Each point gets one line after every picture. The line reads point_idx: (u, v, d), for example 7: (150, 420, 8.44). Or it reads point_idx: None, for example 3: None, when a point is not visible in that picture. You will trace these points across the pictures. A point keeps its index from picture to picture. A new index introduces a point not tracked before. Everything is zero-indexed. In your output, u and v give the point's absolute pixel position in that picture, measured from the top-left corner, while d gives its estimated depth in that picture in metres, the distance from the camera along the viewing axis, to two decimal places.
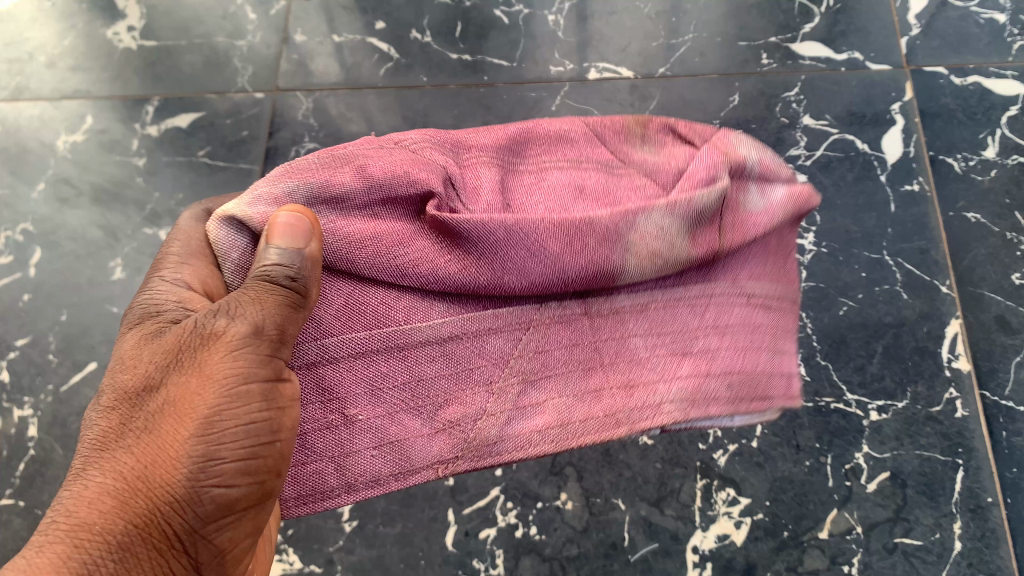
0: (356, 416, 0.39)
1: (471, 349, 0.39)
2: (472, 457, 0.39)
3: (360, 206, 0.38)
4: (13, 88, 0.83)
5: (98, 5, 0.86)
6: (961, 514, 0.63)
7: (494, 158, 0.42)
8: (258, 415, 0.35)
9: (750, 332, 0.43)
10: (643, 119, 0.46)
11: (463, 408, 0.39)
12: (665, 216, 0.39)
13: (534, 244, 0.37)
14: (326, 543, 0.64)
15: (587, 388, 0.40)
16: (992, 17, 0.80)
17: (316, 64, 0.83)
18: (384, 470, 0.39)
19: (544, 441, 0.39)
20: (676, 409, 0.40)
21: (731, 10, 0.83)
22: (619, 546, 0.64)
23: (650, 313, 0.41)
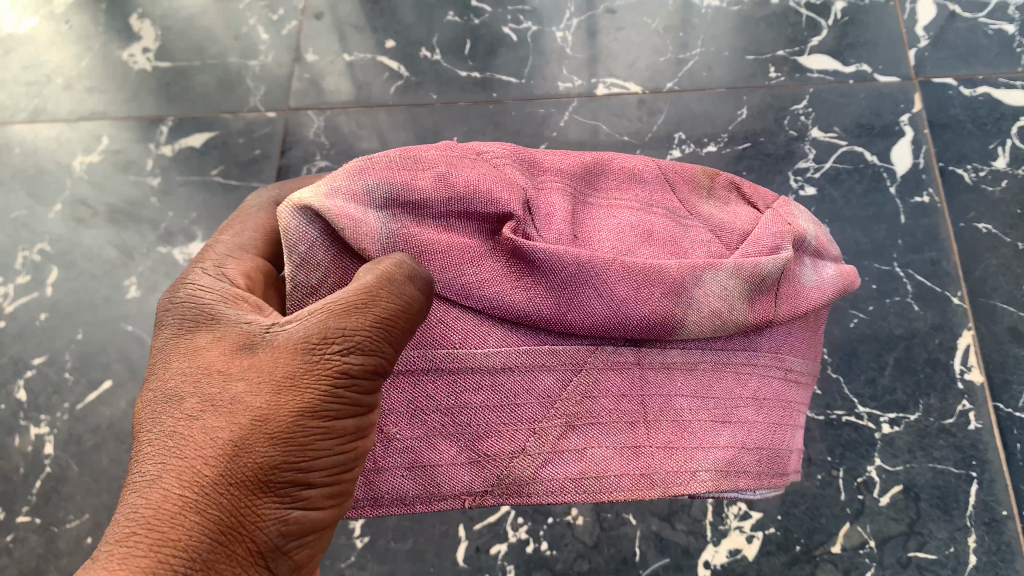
0: (393, 434, 0.40)
1: (524, 387, 0.41)
2: (500, 493, 0.41)
3: (436, 215, 0.40)
4: (31, 110, 0.84)
5: (115, 27, 0.87)
6: (975, 527, 0.63)
7: (568, 187, 0.45)
8: (350, 445, 0.36)
9: (772, 396, 0.46)
10: (711, 173, 0.51)
11: (503, 444, 0.41)
12: (728, 280, 0.42)
13: (602, 285, 0.40)
14: (339, 558, 0.65)
15: (630, 444, 0.42)
16: (1001, 27, 0.79)
17: (328, 83, 0.84)
18: (410, 492, 0.40)
19: (575, 491, 0.41)
20: (707, 478, 0.42)
21: (739, 24, 0.83)
22: (630, 561, 0.64)
23: (698, 374, 0.44)
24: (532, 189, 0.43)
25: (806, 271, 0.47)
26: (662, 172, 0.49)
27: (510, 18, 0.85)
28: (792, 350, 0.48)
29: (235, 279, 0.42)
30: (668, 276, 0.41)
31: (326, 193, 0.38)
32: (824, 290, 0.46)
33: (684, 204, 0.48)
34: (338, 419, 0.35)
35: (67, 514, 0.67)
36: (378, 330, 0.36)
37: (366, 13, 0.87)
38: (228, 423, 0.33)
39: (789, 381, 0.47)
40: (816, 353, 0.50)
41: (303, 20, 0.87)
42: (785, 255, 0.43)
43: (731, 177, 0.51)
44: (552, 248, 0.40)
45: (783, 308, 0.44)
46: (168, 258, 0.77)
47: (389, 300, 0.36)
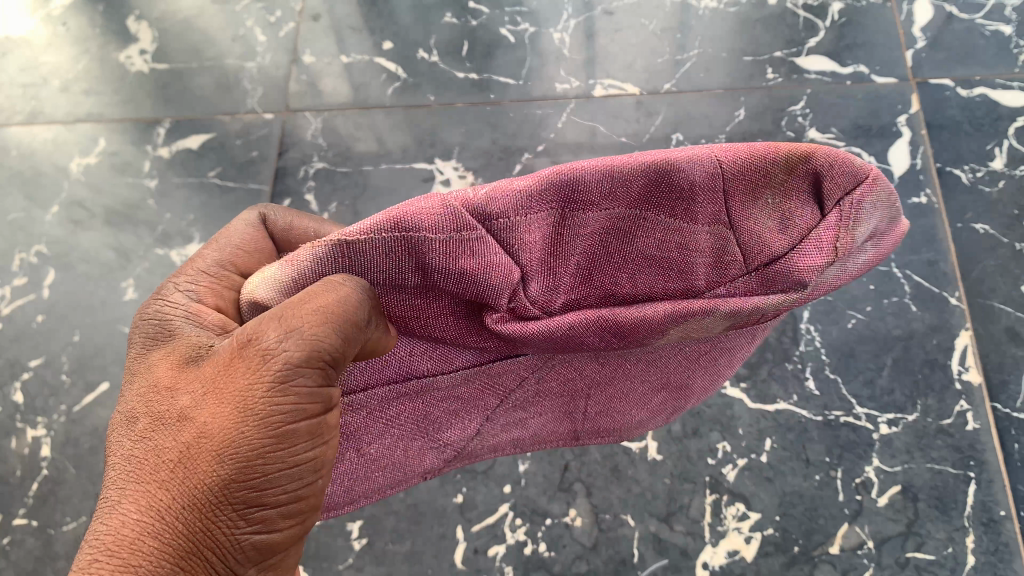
0: (368, 450, 0.45)
1: (472, 395, 0.45)
2: (451, 461, 0.49)
3: (411, 288, 0.38)
4: (28, 113, 0.84)
5: (112, 29, 0.87)
6: (973, 528, 0.63)
7: (595, 225, 0.38)
8: (306, 454, 0.36)
9: (734, 355, 0.48)
10: (801, 151, 0.35)
11: (460, 433, 0.47)
12: (718, 319, 0.37)
13: (576, 337, 0.39)
14: (336, 560, 0.64)
15: (569, 413, 0.49)
16: (997, 28, 0.80)
17: (325, 84, 0.84)
18: (386, 483, 0.48)
19: (512, 446, 0.50)
20: (631, 428, 0.51)
21: (738, 25, 0.84)
22: (629, 562, 0.64)
23: (653, 356, 0.46)
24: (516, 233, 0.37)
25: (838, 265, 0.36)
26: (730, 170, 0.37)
27: (508, 19, 0.85)
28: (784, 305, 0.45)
29: (203, 298, 0.44)
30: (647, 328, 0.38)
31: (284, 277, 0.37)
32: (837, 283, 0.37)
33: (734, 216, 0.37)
34: (288, 428, 0.36)
35: (65, 517, 0.67)
36: (322, 317, 0.35)
37: (364, 14, 0.87)
38: (179, 445, 0.35)
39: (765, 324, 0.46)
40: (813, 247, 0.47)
41: (301, 22, 0.87)
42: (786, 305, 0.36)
43: (816, 159, 0.35)
44: (528, 326, 0.38)
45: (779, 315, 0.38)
46: (166, 260, 0.77)
47: (327, 297, 0.35)
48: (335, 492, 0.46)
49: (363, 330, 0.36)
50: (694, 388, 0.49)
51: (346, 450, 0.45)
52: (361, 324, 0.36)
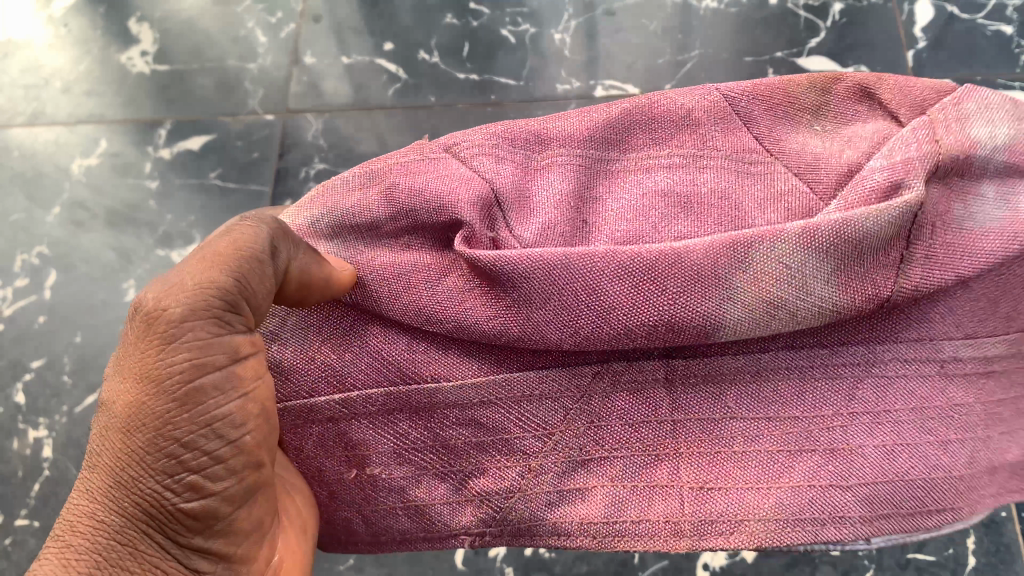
0: (376, 473, 0.42)
1: (518, 422, 0.41)
2: (499, 532, 0.42)
3: (394, 235, 0.42)
4: (29, 114, 0.84)
5: (113, 31, 0.87)
6: (974, 529, 0.63)
7: (579, 165, 0.44)
8: (218, 410, 0.34)
9: (901, 416, 0.40)
10: (829, 83, 0.45)
11: (495, 483, 0.42)
12: (794, 253, 0.36)
13: (595, 288, 0.37)
14: (337, 561, 0.65)
15: (651, 476, 0.41)
16: (999, 29, 0.80)
17: (326, 85, 0.84)
18: (410, 531, 0.43)
19: (584, 534, 0.41)
20: (761, 526, 0.39)
21: (739, 26, 0.83)
22: (629, 564, 0.64)
23: (761, 387, 0.41)
24: (515, 169, 0.43)
25: (988, 207, 0.39)
26: (727, 100, 0.44)
27: (509, 20, 0.86)
28: (938, 335, 0.40)
29: None
30: (690, 266, 0.36)
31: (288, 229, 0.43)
32: (1005, 235, 0.39)
33: (762, 140, 0.44)
34: (190, 387, 0.34)
35: None
36: (216, 260, 0.36)
37: (365, 16, 0.87)
38: (94, 441, 0.34)
39: (948, 375, 0.41)
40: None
41: (302, 23, 0.87)
42: (912, 198, 0.36)
43: (849, 80, 0.45)
44: (510, 256, 0.37)
45: (917, 257, 0.37)
46: (167, 261, 0.77)
47: (224, 241, 0.37)
48: (348, 517, 0.44)
49: (268, 265, 0.37)
50: (854, 474, 0.40)
51: (356, 467, 0.43)
52: (265, 249, 0.37)
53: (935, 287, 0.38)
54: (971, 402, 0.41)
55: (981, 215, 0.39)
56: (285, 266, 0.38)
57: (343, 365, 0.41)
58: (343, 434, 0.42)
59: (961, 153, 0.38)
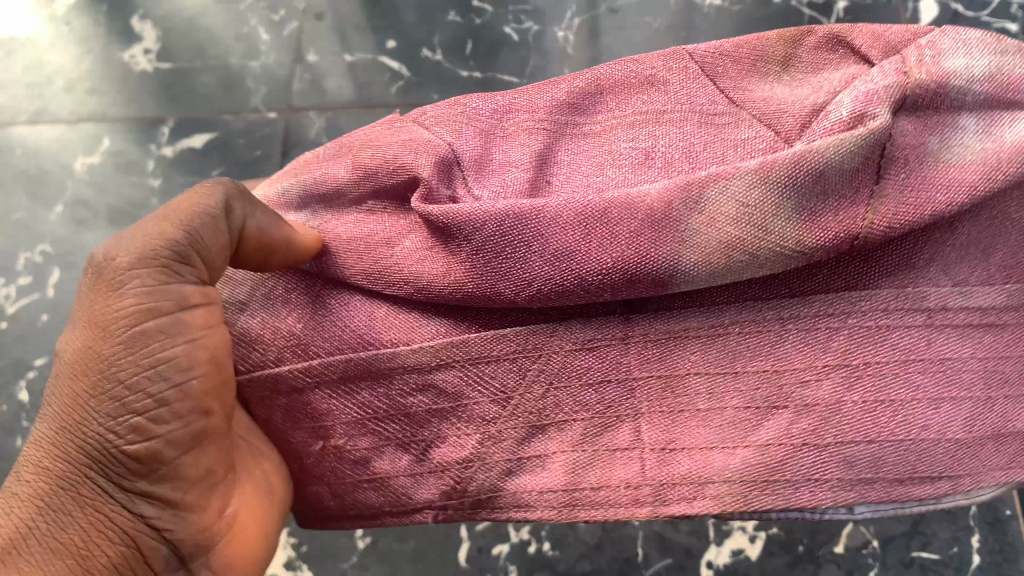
0: (343, 446, 0.44)
1: (474, 386, 0.41)
2: (461, 504, 0.43)
3: (363, 199, 0.43)
4: (32, 112, 0.84)
5: (116, 29, 0.87)
6: (979, 527, 0.63)
7: (546, 127, 0.44)
8: (163, 354, 0.36)
9: (884, 369, 0.39)
10: (798, 40, 0.44)
11: (455, 452, 0.42)
12: (738, 194, 0.37)
13: (549, 235, 0.37)
14: (340, 559, 0.64)
15: (605, 441, 0.41)
16: (1003, 26, 0.80)
17: (329, 83, 0.84)
18: (379, 502, 0.44)
19: (543, 504, 0.41)
20: (727, 488, 0.39)
21: (743, 23, 0.83)
22: (633, 562, 0.63)
23: (730, 339, 0.40)
24: (479, 133, 0.43)
25: (966, 135, 0.38)
26: (692, 58, 0.45)
27: (512, 18, 0.86)
28: (921, 285, 0.39)
29: None
30: (639, 215, 0.37)
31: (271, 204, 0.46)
32: (982, 167, 0.37)
33: (728, 92, 0.43)
34: (136, 331, 0.36)
35: None
36: (168, 217, 0.38)
37: (367, 13, 0.87)
38: (48, 391, 0.37)
39: (937, 325, 0.39)
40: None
41: (304, 21, 0.87)
42: (863, 131, 0.36)
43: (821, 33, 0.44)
44: (467, 207, 0.38)
45: (889, 192, 0.36)
46: None
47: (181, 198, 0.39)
48: (321, 492, 0.45)
49: (223, 222, 0.39)
50: (830, 433, 0.39)
51: (321, 439, 0.44)
52: (221, 206, 0.39)
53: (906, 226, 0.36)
54: (964, 354, 0.40)
55: (958, 149, 0.37)
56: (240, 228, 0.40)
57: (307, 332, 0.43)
58: (305, 406, 0.43)
59: (932, 85, 0.37)
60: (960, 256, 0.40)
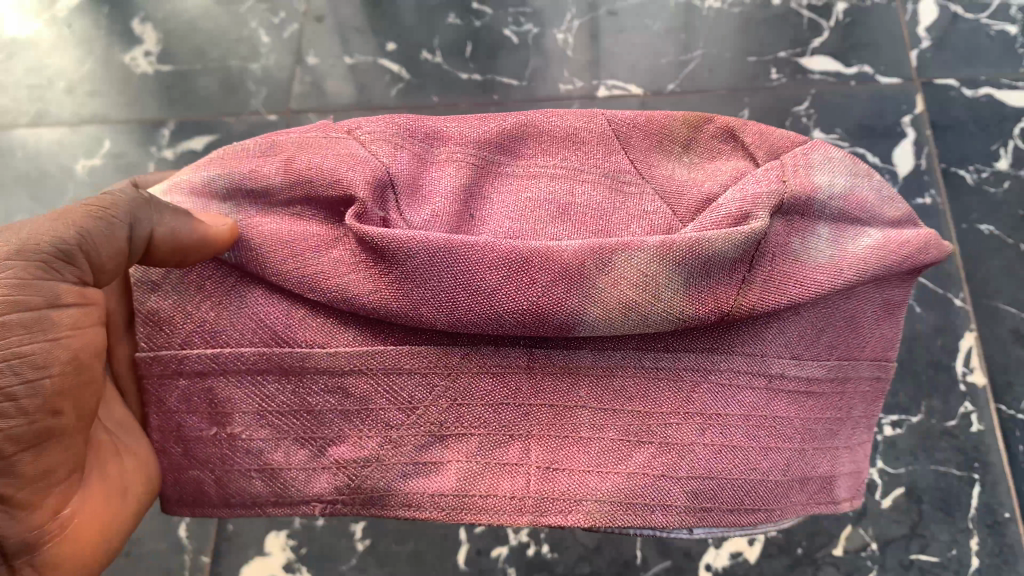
0: (238, 434, 0.42)
1: (385, 389, 0.41)
2: (352, 502, 0.41)
3: (283, 202, 0.41)
4: (33, 114, 0.84)
5: (117, 32, 0.88)
6: (978, 529, 0.63)
7: (468, 162, 0.43)
8: (17, 347, 0.34)
9: (734, 421, 0.41)
10: (700, 121, 0.45)
11: (353, 452, 0.41)
12: (645, 264, 0.37)
13: (467, 277, 0.37)
14: (339, 561, 0.64)
15: (504, 455, 0.40)
16: (1003, 28, 0.80)
17: (329, 85, 0.84)
18: (262, 495, 0.42)
19: (433, 506, 0.40)
20: (598, 505, 0.39)
21: (742, 25, 0.83)
22: (632, 564, 0.64)
23: (614, 384, 0.41)
24: (411, 162, 0.42)
25: (820, 234, 0.40)
26: (610, 124, 0.45)
27: (512, 20, 0.86)
28: (767, 351, 0.41)
29: None
30: (560, 264, 0.37)
31: (192, 194, 0.42)
32: (835, 269, 0.39)
33: (637, 164, 0.44)
34: None
35: None
36: (64, 216, 0.37)
37: (367, 16, 0.87)
38: None
39: (776, 389, 0.41)
40: (860, 351, 0.43)
41: (305, 23, 0.87)
42: (750, 231, 0.37)
43: (723, 121, 0.44)
44: (405, 235, 0.37)
45: (757, 280, 0.38)
46: None
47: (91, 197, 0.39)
48: (201, 477, 0.42)
49: (120, 224, 0.38)
50: (683, 466, 0.40)
51: (217, 427, 0.42)
52: (124, 206, 0.38)
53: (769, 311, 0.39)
54: (791, 414, 0.41)
55: (814, 249, 0.39)
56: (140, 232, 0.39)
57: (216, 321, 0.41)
58: (209, 392, 0.42)
59: (803, 195, 0.39)
60: (801, 322, 0.41)
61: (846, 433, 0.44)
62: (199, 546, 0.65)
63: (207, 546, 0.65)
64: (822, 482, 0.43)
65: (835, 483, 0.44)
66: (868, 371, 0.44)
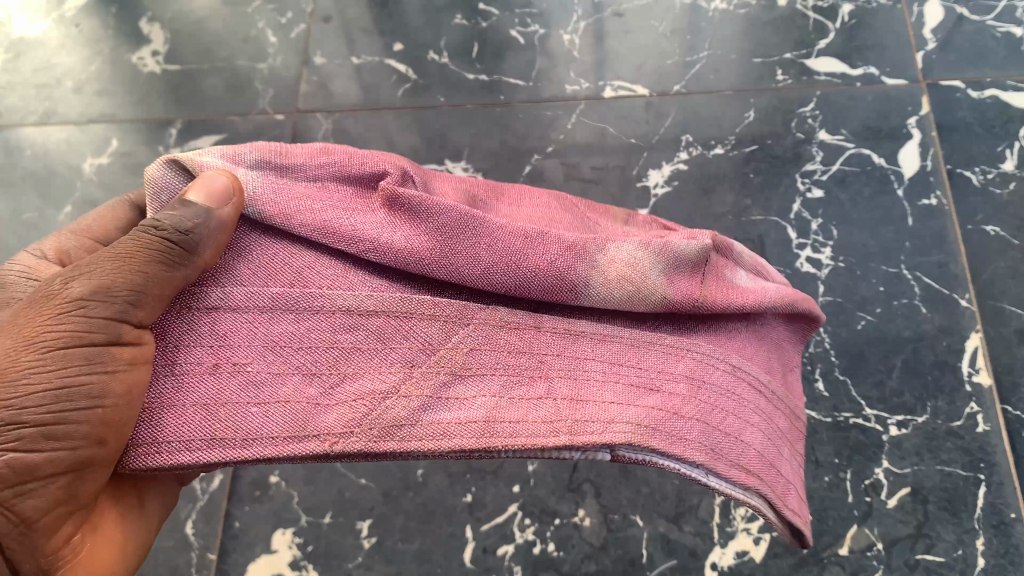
0: (245, 368, 0.36)
1: (401, 328, 0.38)
2: (370, 435, 0.36)
3: (312, 179, 0.41)
4: (41, 113, 0.84)
5: (125, 31, 0.88)
6: (983, 530, 0.63)
7: (467, 196, 0.47)
8: (72, 378, 0.34)
9: (715, 388, 0.41)
10: (628, 213, 0.54)
11: (371, 386, 0.37)
12: (636, 252, 0.41)
13: (489, 236, 0.39)
14: (346, 559, 0.64)
15: (526, 395, 0.38)
16: (1009, 30, 0.80)
17: (336, 86, 0.84)
18: (266, 431, 0.35)
19: (462, 434, 0.36)
20: (627, 429, 0.37)
21: (747, 27, 0.84)
22: (637, 563, 0.64)
23: (610, 346, 0.41)
24: (420, 183, 0.44)
25: (742, 274, 0.47)
26: (562, 198, 0.52)
27: (518, 21, 0.86)
28: (729, 354, 0.43)
29: (45, 253, 0.46)
30: (567, 238, 0.40)
31: (226, 160, 0.39)
32: (761, 292, 0.45)
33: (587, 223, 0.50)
34: (59, 352, 0.34)
35: None
36: (134, 258, 0.36)
37: (374, 16, 0.87)
38: None
39: (739, 376, 0.43)
40: (781, 380, 0.47)
41: (312, 23, 0.88)
42: (704, 242, 0.43)
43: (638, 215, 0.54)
44: (429, 198, 0.40)
45: (711, 283, 0.43)
46: None
47: (144, 240, 0.36)
48: (191, 415, 0.35)
49: (180, 269, 0.36)
50: (686, 411, 0.39)
51: (219, 359, 0.36)
52: (175, 245, 0.36)
53: (733, 309, 0.43)
54: (753, 401, 0.43)
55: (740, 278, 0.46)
56: (201, 266, 0.37)
57: (231, 266, 0.38)
58: (215, 325, 0.37)
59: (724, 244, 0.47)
60: (739, 336, 0.45)
61: (788, 449, 0.45)
62: (206, 543, 0.65)
63: (215, 544, 0.65)
64: (784, 478, 0.42)
65: (792, 487, 0.43)
66: (789, 407, 0.47)
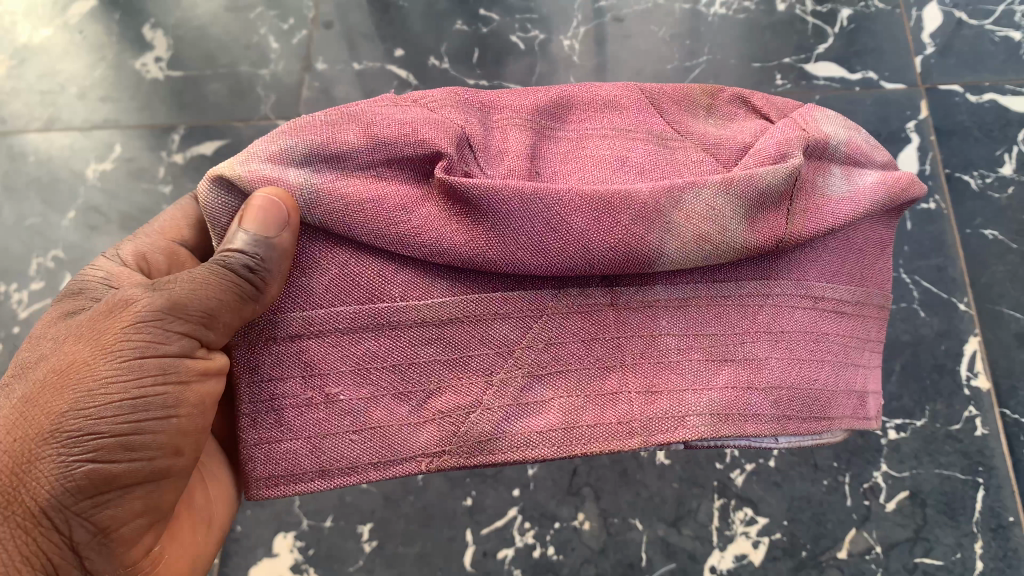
0: (336, 395, 0.40)
1: (478, 336, 0.41)
2: (461, 452, 0.40)
3: (363, 166, 0.40)
4: (45, 119, 0.85)
5: (128, 38, 0.88)
6: (982, 533, 0.63)
7: (527, 124, 0.45)
8: (149, 388, 0.36)
9: (795, 352, 0.44)
10: (713, 92, 0.50)
11: (456, 400, 0.41)
12: (714, 199, 0.41)
13: (557, 216, 0.39)
14: (347, 562, 0.65)
15: (602, 392, 0.42)
16: (1007, 34, 0.80)
17: (338, 91, 0.85)
18: (365, 458, 0.40)
19: (544, 444, 0.40)
20: (701, 421, 0.41)
21: (746, 32, 0.84)
22: (637, 566, 0.64)
23: (687, 310, 0.43)
24: (472, 127, 0.43)
25: (836, 173, 0.45)
26: (645, 93, 0.49)
27: (518, 27, 0.86)
28: (808, 277, 0.45)
29: (126, 260, 0.45)
30: (638, 204, 0.40)
31: (271, 163, 0.39)
32: (856, 201, 0.44)
33: (671, 122, 0.48)
34: (135, 363, 0.36)
35: None
36: (209, 280, 0.38)
37: (376, 22, 0.88)
38: (29, 380, 0.36)
39: (822, 310, 0.45)
40: (872, 281, 0.48)
41: (314, 30, 0.88)
42: (790, 165, 0.42)
43: (728, 91, 0.50)
44: (487, 184, 0.39)
45: (799, 208, 0.43)
46: None
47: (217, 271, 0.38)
48: (296, 449, 0.40)
49: (251, 303, 0.39)
50: (765, 378, 0.43)
51: (312, 390, 0.40)
52: (247, 279, 0.38)
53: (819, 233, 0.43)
54: (837, 332, 0.45)
55: (836, 183, 0.45)
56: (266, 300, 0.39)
57: (305, 284, 0.40)
58: (304, 355, 0.40)
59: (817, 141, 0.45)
60: (831, 252, 0.46)
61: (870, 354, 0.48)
62: None
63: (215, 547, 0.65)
64: (860, 393, 0.47)
65: (866, 398, 0.47)
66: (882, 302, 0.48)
